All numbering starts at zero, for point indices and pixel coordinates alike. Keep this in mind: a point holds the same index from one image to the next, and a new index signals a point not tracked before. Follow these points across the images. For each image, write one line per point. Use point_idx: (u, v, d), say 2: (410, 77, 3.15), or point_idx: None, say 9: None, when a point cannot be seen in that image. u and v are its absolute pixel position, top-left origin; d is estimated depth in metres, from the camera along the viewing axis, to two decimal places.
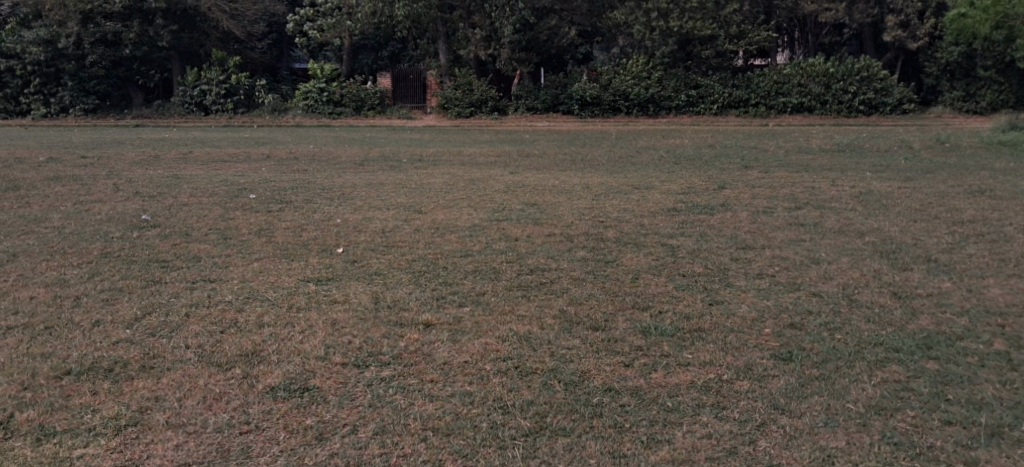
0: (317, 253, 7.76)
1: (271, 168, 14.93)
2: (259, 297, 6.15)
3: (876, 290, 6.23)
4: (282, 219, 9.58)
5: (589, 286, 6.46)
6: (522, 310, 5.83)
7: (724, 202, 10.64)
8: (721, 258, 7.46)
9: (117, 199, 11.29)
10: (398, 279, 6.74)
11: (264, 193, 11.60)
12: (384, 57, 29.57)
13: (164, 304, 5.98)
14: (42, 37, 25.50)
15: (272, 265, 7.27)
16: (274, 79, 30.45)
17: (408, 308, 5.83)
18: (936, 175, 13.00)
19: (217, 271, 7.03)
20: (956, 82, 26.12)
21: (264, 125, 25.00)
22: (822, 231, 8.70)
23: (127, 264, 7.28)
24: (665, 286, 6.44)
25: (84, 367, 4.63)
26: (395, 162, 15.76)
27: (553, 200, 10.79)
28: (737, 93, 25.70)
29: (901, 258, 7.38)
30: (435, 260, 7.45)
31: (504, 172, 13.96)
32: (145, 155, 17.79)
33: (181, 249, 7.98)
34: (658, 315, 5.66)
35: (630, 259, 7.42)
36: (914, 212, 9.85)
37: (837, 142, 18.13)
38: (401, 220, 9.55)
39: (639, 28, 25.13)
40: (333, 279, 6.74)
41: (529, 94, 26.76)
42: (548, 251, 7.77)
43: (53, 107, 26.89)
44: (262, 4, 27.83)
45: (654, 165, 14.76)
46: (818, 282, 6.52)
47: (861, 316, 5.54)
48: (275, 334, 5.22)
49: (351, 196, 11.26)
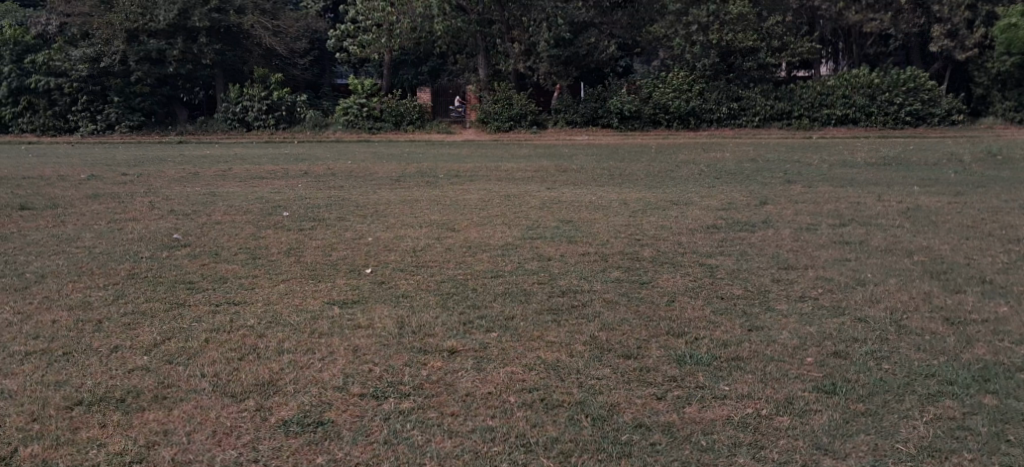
0: (344, 274, 7.59)
1: (307, 185, 14.88)
2: (283, 321, 5.98)
3: (927, 315, 5.89)
4: (313, 238, 9.45)
5: (623, 309, 6.21)
6: (552, 335, 5.59)
7: (766, 218, 10.31)
8: (762, 279, 7.15)
9: (152, 218, 11.26)
10: (426, 301, 6.54)
11: (298, 210, 11.50)
12: (423, 73, 29.55)
13: (185, 329, 5.84)
14: (89, 56, 25.98)
15: (299, 287, 7.12)
16: (314, 95, 30.60)
17: (433, 334, 5.63)
18: (989, 190, 12.52)
19: (242, 293, 6.90)
20: (1007, 91, 25.37)
21: (305, 141, 25.09)
22: (869, 249, 8.35)
23: (153, 286, 7.19)
24: (702, 310, 6.15)
25: (96, 396, 4.58)
26: (432, 178, 15.63)
27: (589, 217, 10.54)
28: (779, 106, 25.25)
29: (953, 279, 7.02)
30: (464, 281, 7.26)
31: (541, 188, 13.75)
32: (184, 171, 17.87)
33: (209, 269, 7.88)
34: (694, 342, 5.40)
35: (667, 280, 7.15)
36: (965, 229, 9.45)
37: (883, 155, 17.62)
38: (433, 238, 9.36)
39: (679, 41, 24.75)
40: (359, 302, 6.57)
41: (568, 108, 26.58)
42: (582, 271, 7.54)
43: (100, 124, 27.11)
44: (304, 21, 27.98)
45: (694, 180, 14.42)
46: (865, 306, 6.19)
47: (912, 344, 5.22)
48: (294, 361, 5.08)
49: (384, 214, 11.13)
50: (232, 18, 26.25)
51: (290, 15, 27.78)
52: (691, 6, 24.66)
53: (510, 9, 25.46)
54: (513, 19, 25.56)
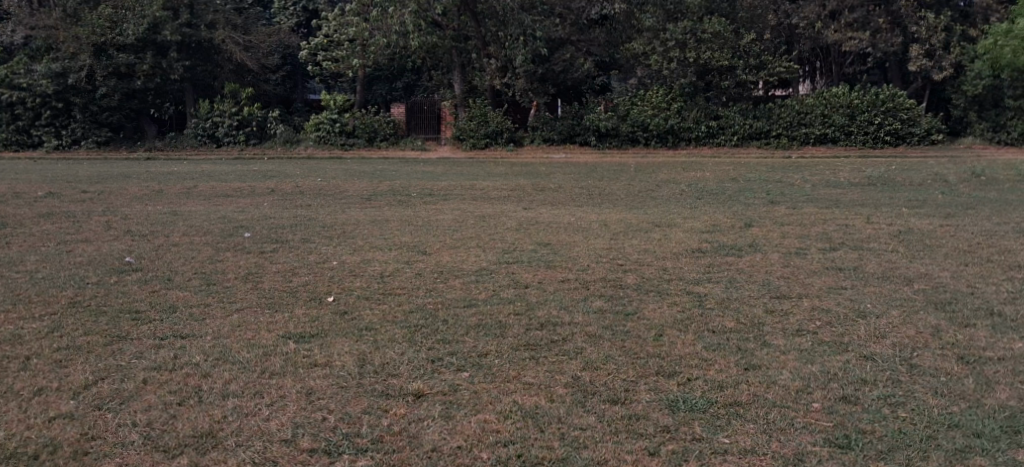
0: (305, 303, 7.01)
1: (273, 203, 14.27)
2: (231, 359, 5.38)
3: (938, 352, 5.47)
4: (275, 262, 8.87)
5: (607, 345, 5.67)
6: (530, 375, 5.05)
7: (752, 241, 9.86)
8: (754, 310, 6.65)
9: (105, 239, 10.61)
10: (391, 335, 5.97)
11: (260, 231, 10.93)
12: (399, 88, 29.04)
13: (122, 367, 5.20)
14: (54, 71, 25.09)
15: (253, 318, 6.52)
16: (286, 110, 29.94)
17: (397, 375, 5.07)
18: (979, 212, 12.17)
19: (191, 325, 6.28)
20: (985, 113, 25.16)
21: (275, 157, 24.46)
22: (864, 276, 7.90)
23: (94, 316, 6.54)
24: (694, 345, 5.64)
25: (6, 453, 4.07)
26: (404, 197, 15.10)
27: (568, 240, 10.05)
28: (758, 125, 24.90)
29: (959, 311, 6.57)
30: (435, 312, 6.69)
31: (518, 208, 13.27)
32: (147, 189, 17.18)
33: (159, 297, 7.25)
34: (687, 383, 4.89)
35: (653, 311, 6.62)
36: (962, 254, 9.06)
37: (866, 175, 17.24)
38: (403, 262, 8.80)
39: (656, 58, 24.34)
40: (318, 336, 5.99)
41: (545, 125, 26.16)
42: (561, 301, 7.01)
43: (65, 139, 26.43)
44: (276, 36, 27.33)
45: (676, 200, 14.01)
46: (869, 341, 5.72)
47: (927, 387, 4.81)
48: (239, 406, 4.54)
49: (352, 235, 10.58)
50: (203, 32, 25.65)
51: (262, 30, 27.15)
52: (668, 23, 24.43)
53: (486, 25, 24.82)
54: (489, 35, 25.02)
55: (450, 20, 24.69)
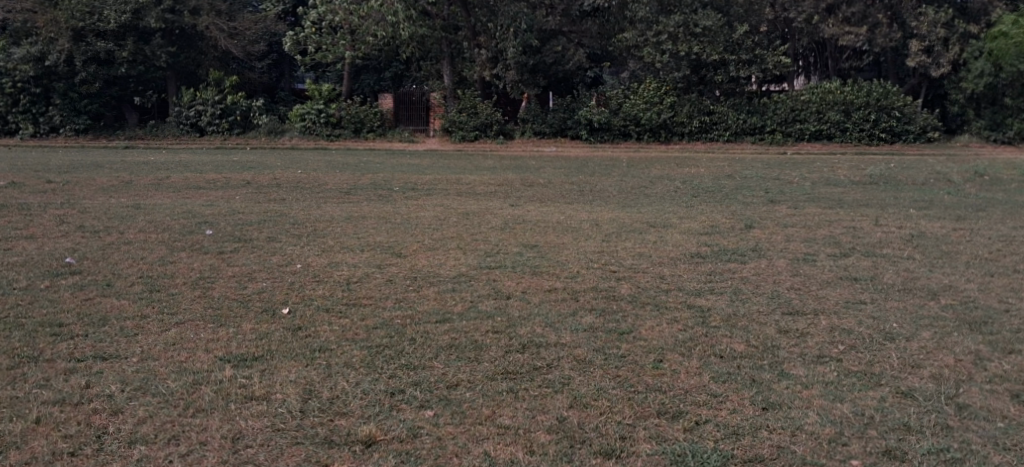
0: (257, 315, 6.14)
1: (246, 197, 13.36)
2: (152, 389, 4.55)
3: (987, 388, 4.66)
4: (232, 264, 8.02)
5: (598, 374, 4.83)
6: (507, 415, 4.27)
7: (755, 245, 9.02)
8: (766, 330, 5.79)
9: (52, 235, 9.68)
10: (347, 359, 5.09)
11: (222, 228, 10.03)
12: (387, 78, 28.09)
13: (17, 399, 4.43)
14: (32, 55, 24.03)
15: (193, 334, 5.65)
16: (270, 100, 29.00)
17: (348, 414, 4.26)
18: (991, 214, 11.36)
19: (119, 343, 5.40)
20: (982, 110, 24.14)
21: (258, 147, 23.52)
22: (883, 289, 7.06)
23: (8, 331, 5.67)
24: (700, 376, 4.79)
25: None
26: (385, 192, 14.17)
27: (557, 241, 9.22)
28: (752, 120, 24.11)
29: (999, 335, 5.74)
30: (403, 328, 5.82)
31: (503, 205, 12.37)
32: (117, 180, 16.27)
33: (92, 306, 6.39)
34: (694, 428, 4.17)
35: (650, 331, 5.76)
36: (984, 262, 8.25)
37: (867, 173, 16.46)
38: (373, 266, 7.93)
39: (648, 50, 23.52)
40: (262, 357, 5.14)
41: (535, 118, 25.23)
42: (547, 316, 6.15)
43: (43, 126, 25.39)
44: (263, 23, 26.20)
45: (669, 198, 13.16)
46: (904, 372, 4.91)
47: (984, 437, 4.09)
48: (146, 457, 3.91)
49: (321, 234, 9.70)
50: (186, 19, 24.70)
51: (248, 17, 26.00)
52: (661, 15, 23.57)
53: (477, 15, 24.05)
54: (479, 25, 24.15)
55: (440, 10, 23.81)
